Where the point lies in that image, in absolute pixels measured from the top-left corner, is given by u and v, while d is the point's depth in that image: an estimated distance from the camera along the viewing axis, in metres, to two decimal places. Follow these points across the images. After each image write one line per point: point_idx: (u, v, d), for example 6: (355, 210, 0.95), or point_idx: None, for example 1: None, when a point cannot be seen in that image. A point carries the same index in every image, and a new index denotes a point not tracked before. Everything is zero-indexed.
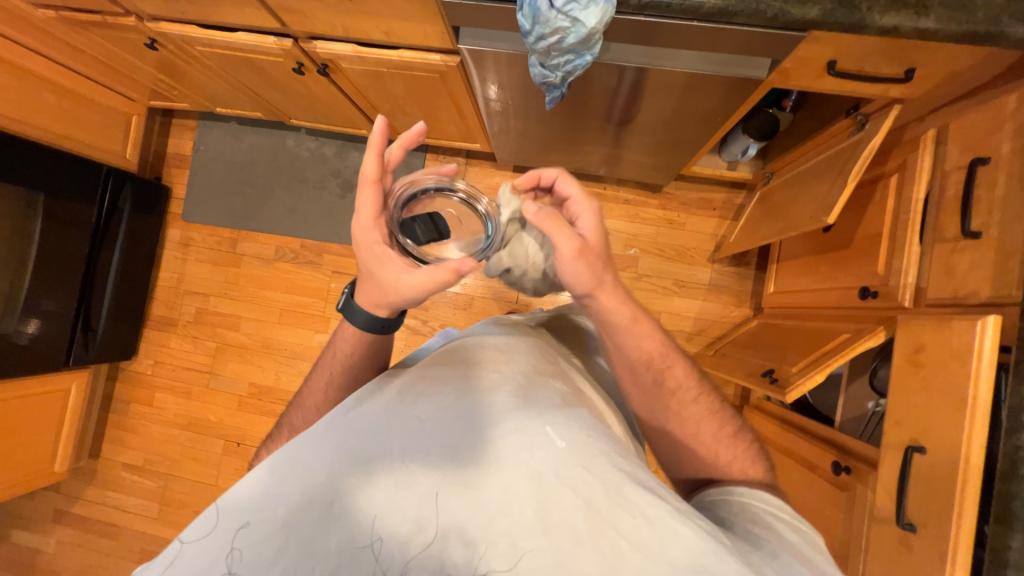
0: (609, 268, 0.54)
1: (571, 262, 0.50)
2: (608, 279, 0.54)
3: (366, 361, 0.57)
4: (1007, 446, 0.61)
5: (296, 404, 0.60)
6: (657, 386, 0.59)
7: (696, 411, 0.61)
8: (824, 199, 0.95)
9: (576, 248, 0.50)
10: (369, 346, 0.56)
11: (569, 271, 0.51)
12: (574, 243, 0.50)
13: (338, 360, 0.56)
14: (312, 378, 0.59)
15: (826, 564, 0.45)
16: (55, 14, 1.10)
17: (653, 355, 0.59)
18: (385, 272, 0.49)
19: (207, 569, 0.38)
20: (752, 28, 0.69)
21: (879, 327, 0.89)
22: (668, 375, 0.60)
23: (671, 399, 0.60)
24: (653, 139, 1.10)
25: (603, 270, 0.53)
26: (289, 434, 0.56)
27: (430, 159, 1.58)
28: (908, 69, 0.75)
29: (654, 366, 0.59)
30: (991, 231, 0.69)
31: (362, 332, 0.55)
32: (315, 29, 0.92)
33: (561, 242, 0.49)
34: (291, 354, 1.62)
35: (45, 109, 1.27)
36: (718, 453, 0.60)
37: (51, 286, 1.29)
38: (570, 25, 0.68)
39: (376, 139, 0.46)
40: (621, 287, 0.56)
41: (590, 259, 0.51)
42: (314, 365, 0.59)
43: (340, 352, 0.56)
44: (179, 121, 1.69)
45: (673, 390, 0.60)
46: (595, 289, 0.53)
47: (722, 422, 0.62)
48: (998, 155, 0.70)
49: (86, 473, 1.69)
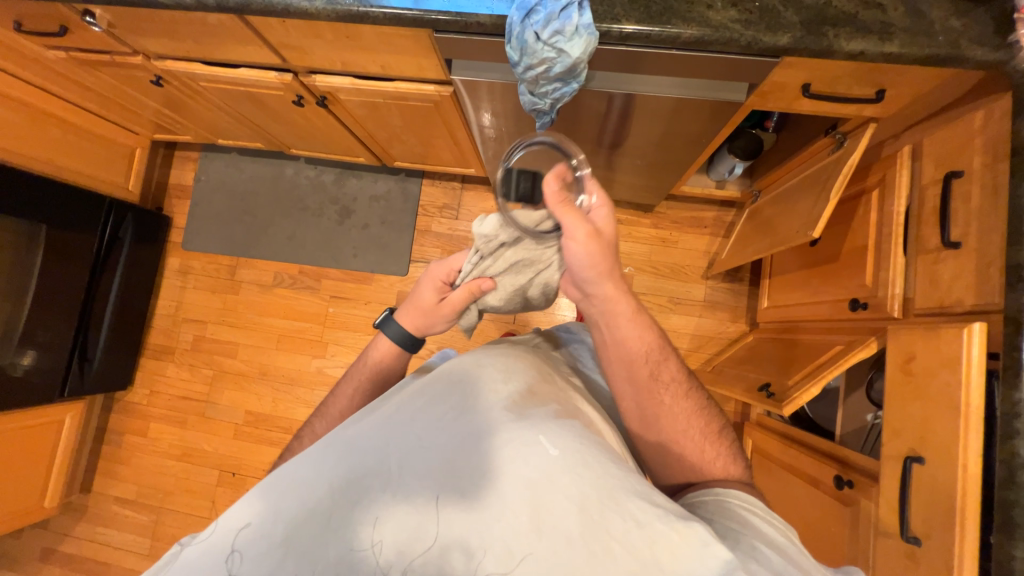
0: (615, 258, 0.58)
1: (581, 245, 0.55)
2: (611, 269, 0.58)
3: (391, 368, 0.66)
4: (1003, 452, 0.61)
5: (319, 414, 0.64)
6: (653, 380, 0.61)
7: (684, 407, 0.61)
8: (809, 214, 0.98)
9: (586, 231, 0.54)
10: (393, 356, 0.66)
11: (578, 254, 0.55)
12: (584, 228, 0.54)
13: (367, 367, 0.65)
14: (341, 387, 0.65)
15: (800, 556, 0.46)
16: (66, 55, 1.15)
17: (646, 348, 0.61)
18: (431, 296, 0.64)
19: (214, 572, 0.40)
20: (728, 55, 0.73)
21: (871, 338, 0.90)
22: (660, 368, 0.62)
23: (662, 392, 0.61)
24: (643, 161, 1.13)
25: (610, 260, 0.57)
26: (310, 441, 0.60)
27: (426, 184, 1.62)
28: (878, 90, 0.79)
29: (650, 359, 0.61)
30: (969, 241, 0.71)
31: (396, 344, 0.66)
32: (315, 64, 0.96)
33: (573, 226, 0.54)
34: (288, 381, 1.61)
35: (50, 143, 1.31)
36: (704, 449, 0.61)
37: (50, 316, 1.30)
38: (556, 56, 0.72)
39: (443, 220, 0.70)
40: (622, 280, 0.60)
41: (601, 246, 0.55)
42: (343, 375, 0.67)
43: (371, 360, 0.66)
44: (182, 153, 1.74)
45: (665, 383, 0.61)
46: (602, 276, 0.57)
47: (707, 419, 0.63)
48: (971, 169, 0.73)
49: (76, 509, 1.65)
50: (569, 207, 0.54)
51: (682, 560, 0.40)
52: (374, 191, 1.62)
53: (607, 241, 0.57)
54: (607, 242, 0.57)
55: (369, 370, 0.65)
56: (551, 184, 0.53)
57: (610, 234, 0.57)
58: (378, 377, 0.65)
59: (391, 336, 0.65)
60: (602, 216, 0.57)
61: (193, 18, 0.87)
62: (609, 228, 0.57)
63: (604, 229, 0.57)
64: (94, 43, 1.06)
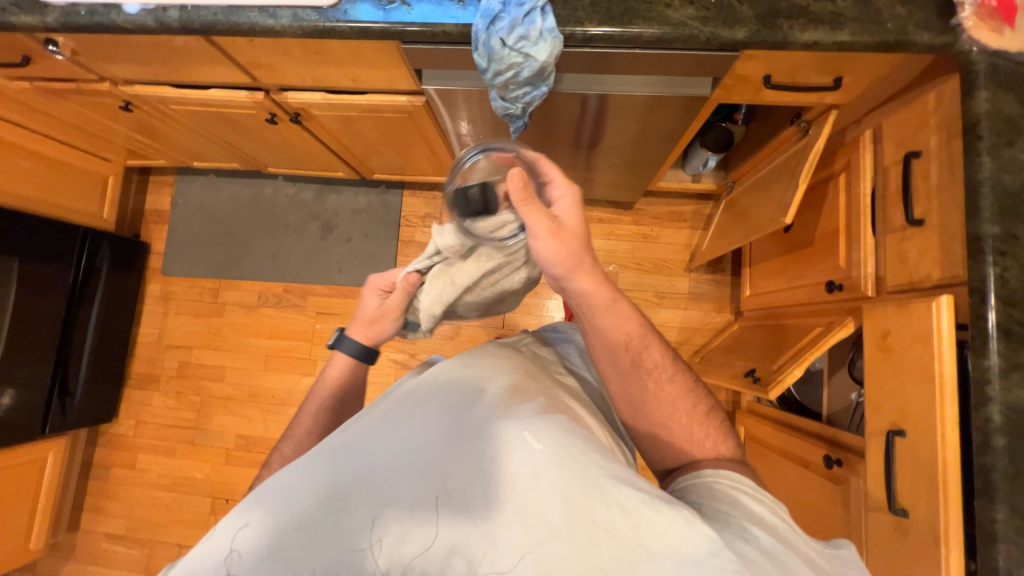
0: (586, 252, 0.56)
1: (545, 241, 0.53)
2: (584, 261, 0.56)
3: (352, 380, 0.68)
4: (978, 419, 0.63)
5: (284, 437, 0.64)
6: (637, 367, 0.61)
7: (670, 391, 0.62)
8: (781, 201, 1.00)
9: (549, 227, 0.52)
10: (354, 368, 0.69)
11: (543, 250, 0.53)
12: (546, 224, 0.52)
13: (329, 384, 0.66)
14: (304, 407, 0.65)
15: (788, 532, 0.47)
16: (30, 85, 1.13)
17: (629, 335, 0.60)
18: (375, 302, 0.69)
19: None
20: (689, 51, 0.75)
21: (848, 318, 0.92)
22: (644, 355, 0.61)
23: (647, 379, 0.61)
24: (618, 160, 1.16)
25: (578, 254, 0.55)
26: (279, 464, 0.60)
27: (407, 195, 1.62)
28: (836, 78, 0.82)
29: (630, 346, 0.60)
30: (932, 218, 0.74)
31: (356, 359, 0.69)
32: (285, 81, 0.96)
33: (535, 223, 0.52)
34: (278, 401, 1.58)
35: (19, 175, 1.29)
36: (693, 431, 0.61)
37: (27, 352, 1.26)
38: (523, 60, 0.73)
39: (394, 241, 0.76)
40: (598, 270, 0.58)
41: (565, 242, 0.53)
42: (304, 397, 0.67)
43: (333, 376, 0.67)
44: (157, 178, 1.72)
45: (649, 370, 0.61)
46: (572, 270, 0.55)
47: (696, 401, 0.63)
48: (928, 148, 0.76)
49: (65, 548, 1.59)
50: (535, 203, 0.52)
51: (669, 541, 0.41)
52: (355, 204, 1.62)
53: (574, 236, 0.54)
54: (574, 237, 0.55)
55: (328, 386, 0.67)
56: (513, 183, 0.50)
57: (579, 229, 0.55)
58: (340, 390, 0.67)
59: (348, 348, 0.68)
60: (568, 211, 0.55)
61: (158, 41, 0.87)
62: (576, 223, 0.56)
63: (569, 222, 0.55)
64: (59, 71, 1.05)
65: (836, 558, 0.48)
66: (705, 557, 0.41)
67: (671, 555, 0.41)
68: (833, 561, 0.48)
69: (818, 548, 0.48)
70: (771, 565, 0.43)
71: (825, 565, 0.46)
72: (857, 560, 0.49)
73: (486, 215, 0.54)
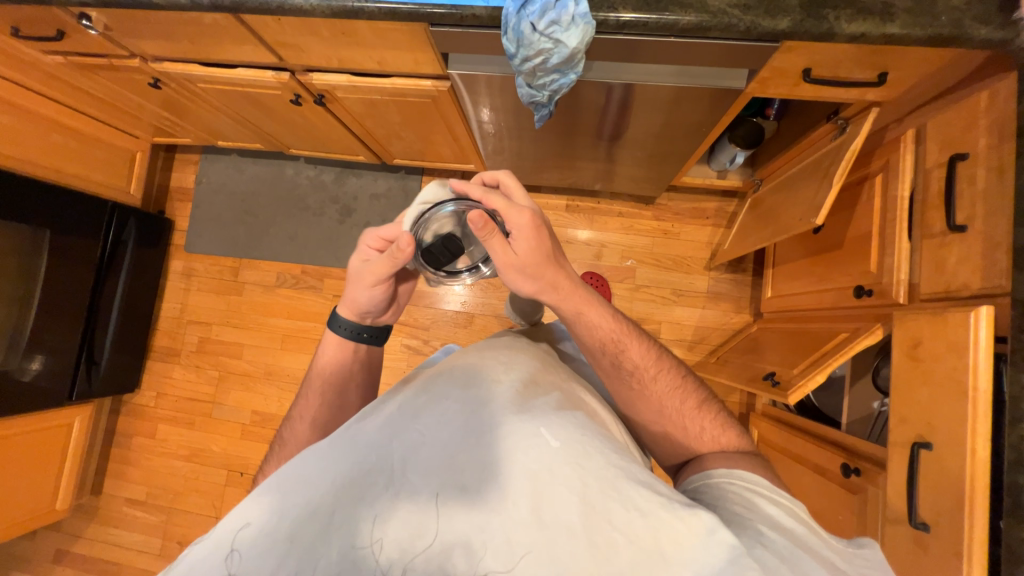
0: (550, 266, 0.56)
1: (504, 275, 0.55)
2: (551, 274, 0.56)
3: (365, 376, 0.70)
4: (1012, 436, 0.61)
5: (291, 420, 0.66)
6: (621, 371, 0.60)
7: (658, 388, 0.61)
8: (812, 201, 0.97)
9: (503, 262, 0.54)
10: (363, 357, 0.69)
11: (504, 281, 0.56)
12: (500, 259, 0.54)
13: (323, 367, 0.67)
14: (306, 392, 0.66)
15: (806, 535, 0.47)
16: (64, 59, 1.15)
17: (604, 339, 0.60)
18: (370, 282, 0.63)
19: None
20: (727, 41, 0.72)
21: (876, 324, 0.89)
22: (624, 357, 0.60)
23: (632, 381, 0.61)
24: (643, 153, 1.13)
25: (541, 273, 0.55)
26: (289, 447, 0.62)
27: (426, 181, 1.62)
28: (881, 73, 0.78)
29: (607, 350, 0.60)
30: (975, 224, 0.70)
31: (350, 339, 0.67)
32: (311, 62, 0.96)
33: (497, 259, 0.54)
34: (293, 380, 1.61)
35: (50, 148, 1.32)
36: (687, 425, 0.61)
37: (56, 321, 1.31)
38: (553, 46, 0.71)
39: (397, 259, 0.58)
40: (569, 279, 0.58)
41: (521, 270, 0.54)
42: (302, 383, 0.68)
43: (327, 357, 0.68)
44: (182, 155, 1.74)
45: (633, 371, 0.60)
46: (538, 289, 0.56)
47: (687, 394, 0.63)
48: (975, 151, 0.72)
49: (87, 510, 1.66)
50: (489, 244, 0.53)
51: (686, 546, 0.42)
52: (373, 189, 1.62)
53: (530, 261, 0.54)
54: (532, 264, 0.54)
55: (341, 374, 0.67)
56: (473, 225, 0.51)
57: (538, 251, 0.54)
58: (353, 380, 0.68)
59: (345, 336, 0.67)
60: (524, 238, 0.53)
61: (189, 18, 0.87)
62: (537, 247, 0.54)
63: (524, 253, 0.54)
64: (92, 46, 1.06)
65: (858, 559, 0.47)
66: (724, 566, 0.41)
67: (689, 562, 0.41)
68: (856, 563, 0.46)
69: (840, 551, 0.47)
70: (787, 568, 0.42)
71: (847, 567, 0.45)
72: (883, 561, 0.48)
73: (454, 261, 0.58)
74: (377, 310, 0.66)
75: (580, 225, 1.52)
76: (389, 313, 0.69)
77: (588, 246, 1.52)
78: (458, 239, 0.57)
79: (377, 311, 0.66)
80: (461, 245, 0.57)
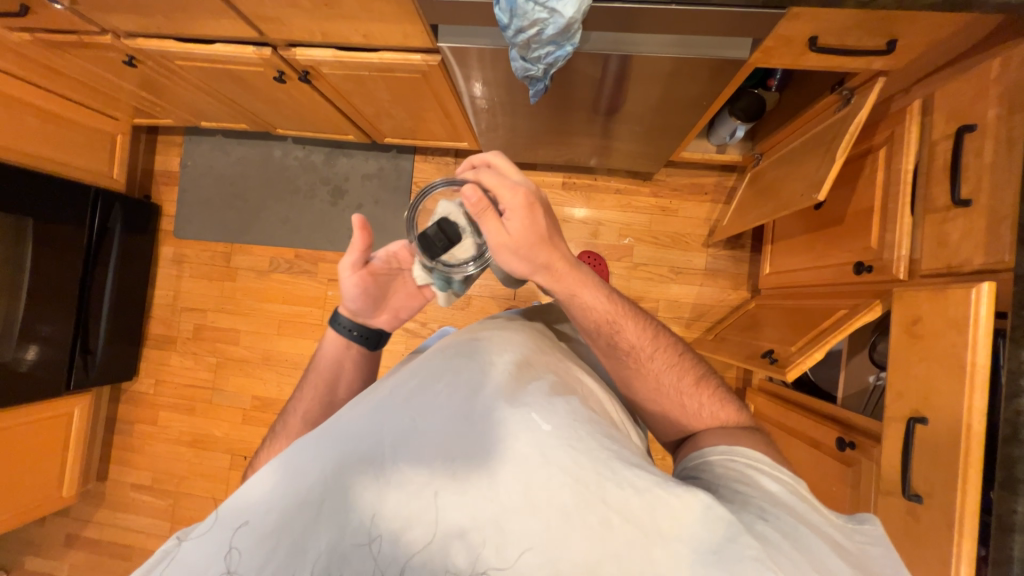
0: (544, 248, 0.54)
1: (496, 255, 0.54)
2: (546, 259, 0.55)
3: (359, 376, 0.69)
4: (1008, 411, 0.62)
5: (286, 412, 0.65)
6: (614, 351, 0.60)
7: (655, 367, 0.61)
8: (813, 177, 0.95)
9: (495, 243, 0.53)
10: (355, 358, 0.68)
11: (498, 261, 0.55)
12: (494, 239, 0.53)
13: (319, 365, 0.67)
14: (302, 388, 0.66)
15: (807, 511, 0.47)
16: (31, 37, 1.08)
17: (600, 321, 0.59)
18: (349, 276, 0.64)
19: (205, 571, 0.40)
20: (731, 8, 0.69)
21: (875, 301, 0.89)
22: (619, 338, 0.60)
23: (628, 360, 0.60)
24: (641, 128, 1.09)
25: (535, 257, 0.54)
26: (283, 438, 0.61)
27: (419, 160, 1.57)
28: (891, 40, 0.75)
29: (602, 331, 0.59)
30: (980, 199, 0.69)
31: (341, 336, 0.68)
32: (294, 36, 0.91)
33: (494, 235, 0.53)
34: (292, 364, 1.61)
35: (26, 132, 1.27)
36: (684, 403, 0.61)
37: (47, 311, 1.29)
38: (548, 16, 0.67)
39: (357, 237, 0.61)
40: (563, 263, 0.56)
41: (515, 251, 0.53)
42: (302, 379, 0.68)
43: (325, 357, 0.68)
44: (165, 138, 1.68)
45: (628, 351, 0.60)
46: (532, 272, 0.56)
47: (684, 372, 0.63)
48: (984, 122, 0.70)
49: (95, 496, 1.69)
50: (482, 224, 0.52)
51: (681, 525, 0.42)
52: (365, 169, 1.57)
53: (525, 242, 0.53)
54: (525, 245, 0.53)
55: (332, 371, 0.67)
56: (466, 199, 0.51)
57: (532, 231, 0.53)
58: (344, 379, 0.67)
59: (342, 334, 0.68)
60: (517, 218, 0.52)
61: None
62: (530, 229, 0.53)
63: (517, 236, 0.52)
64: (59, 22, 1.00)
65: (859, 534, 0.47)
66: (723, 543, 0.41)
67: (686, 541, 0.41)
68: (856, 539, 0.46)
69: (839, 526, 0.47)
70: (788, 545, 0.42)
71: (848, 545, 0.45)
72: (882, 536, 0.47)
73: (451, 249, 0.57)
74: (365, 308, 0.66)
75: (576, 203, 1.50)
76: (383, 318, 0.68)
77: (585, 224, 1.49)
78: (454, 225, 0.56)
79: (365, 309, 0.66)
80: (458, 231, 0.56)
